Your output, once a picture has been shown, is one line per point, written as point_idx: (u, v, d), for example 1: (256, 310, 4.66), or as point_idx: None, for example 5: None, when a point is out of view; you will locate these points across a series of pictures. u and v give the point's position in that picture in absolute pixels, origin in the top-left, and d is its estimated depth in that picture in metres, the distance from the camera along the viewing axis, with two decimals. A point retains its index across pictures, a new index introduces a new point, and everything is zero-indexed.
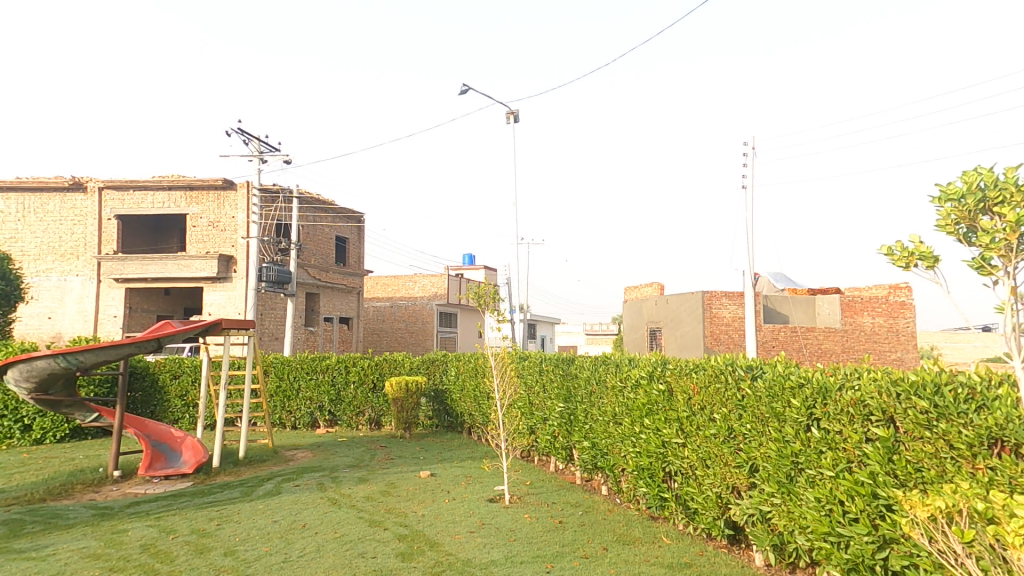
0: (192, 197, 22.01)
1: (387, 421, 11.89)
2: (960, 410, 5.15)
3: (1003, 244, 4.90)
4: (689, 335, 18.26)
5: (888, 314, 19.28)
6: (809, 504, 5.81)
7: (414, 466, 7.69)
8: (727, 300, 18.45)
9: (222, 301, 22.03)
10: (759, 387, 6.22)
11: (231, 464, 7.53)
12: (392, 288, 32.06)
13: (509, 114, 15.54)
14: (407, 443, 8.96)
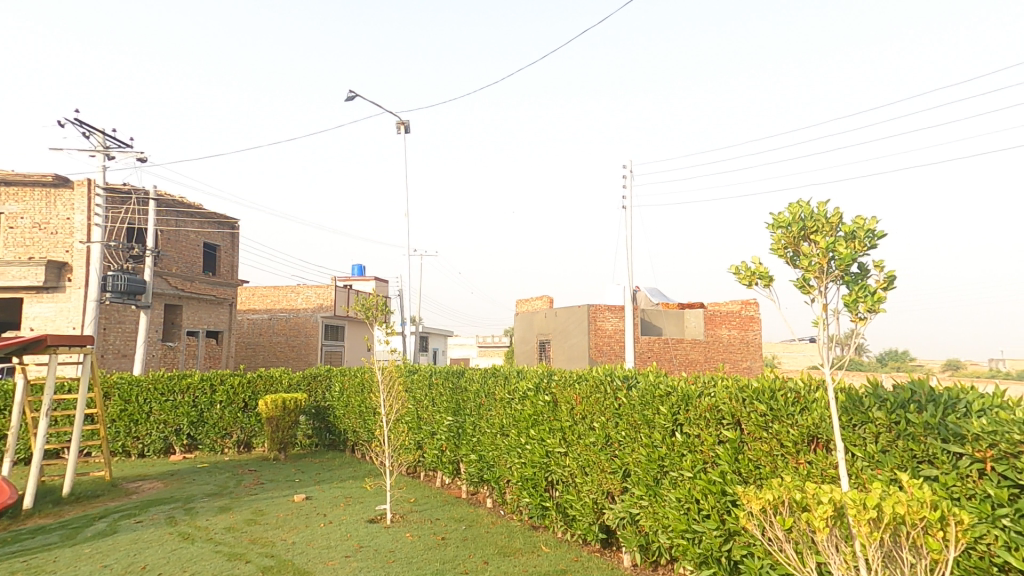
0: (12, 193, 19.18)
1: (259, 442, 11.50)
2: (789, 412, 5.95)
3: (818, 267, 5.81)
4: (576, 346, 19.36)
5: (741, 327, 21.75)
6: (671, 504, 6.23)
7: (289, 490, 7.22)
8: (609, 313, 19.67)
9: (50, 314, 19.26)
10: (633, 396, 6.62)
11: (50, 503, 6.57)
12: (272, 299, 30.33)
13: (399, 123, 15.58)
14: (282, 465, 8.44)
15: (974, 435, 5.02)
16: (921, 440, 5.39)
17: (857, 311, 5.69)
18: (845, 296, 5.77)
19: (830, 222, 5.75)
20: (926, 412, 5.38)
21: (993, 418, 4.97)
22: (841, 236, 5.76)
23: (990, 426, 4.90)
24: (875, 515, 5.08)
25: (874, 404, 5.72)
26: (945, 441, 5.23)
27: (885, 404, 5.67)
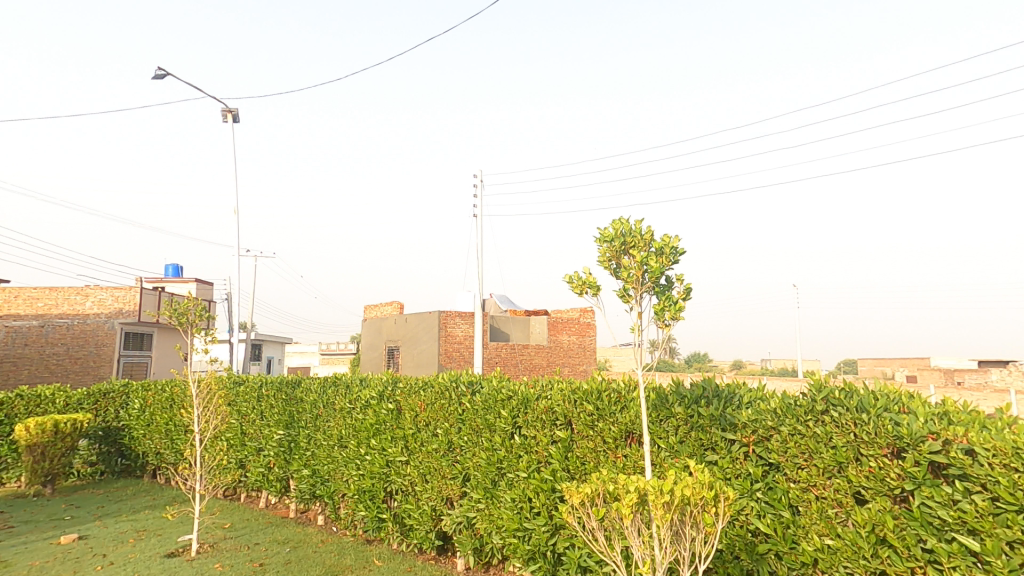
0: None
1: (11, 476, 11.03)
2: (611, 411, 6.55)
3: (634, 278, 6.46)
4: (425, 351, 22.17)
5: (579, 332, 24.31)
6: (506, 504, 6.46)
7: (56, 532, 6.21)
8: (461, 321, 22.57)
9: None
10: (476, 401, 6.76)
11: None
12: (47, 303, 26.35)
13: (224, 112, 14.66)
14: (47, 504, 7.32)
15: (742, 424, 6.16)
16: (707, 431, 6.29)
17: (664, 318, 6.41)
18: (656, 305, 6.48)
19: (644, 238, 6.44)
20: (712, 406, 6.32)
21: (756, 409, 6.16)
22: (653, 251, 6.45)
23: (752, 416, 6.11)
24: (668, 499, 5.78)
25: (676, 400, 6.49)
26: (723, 430, 6.23)
27: (684, 401, 6.47)
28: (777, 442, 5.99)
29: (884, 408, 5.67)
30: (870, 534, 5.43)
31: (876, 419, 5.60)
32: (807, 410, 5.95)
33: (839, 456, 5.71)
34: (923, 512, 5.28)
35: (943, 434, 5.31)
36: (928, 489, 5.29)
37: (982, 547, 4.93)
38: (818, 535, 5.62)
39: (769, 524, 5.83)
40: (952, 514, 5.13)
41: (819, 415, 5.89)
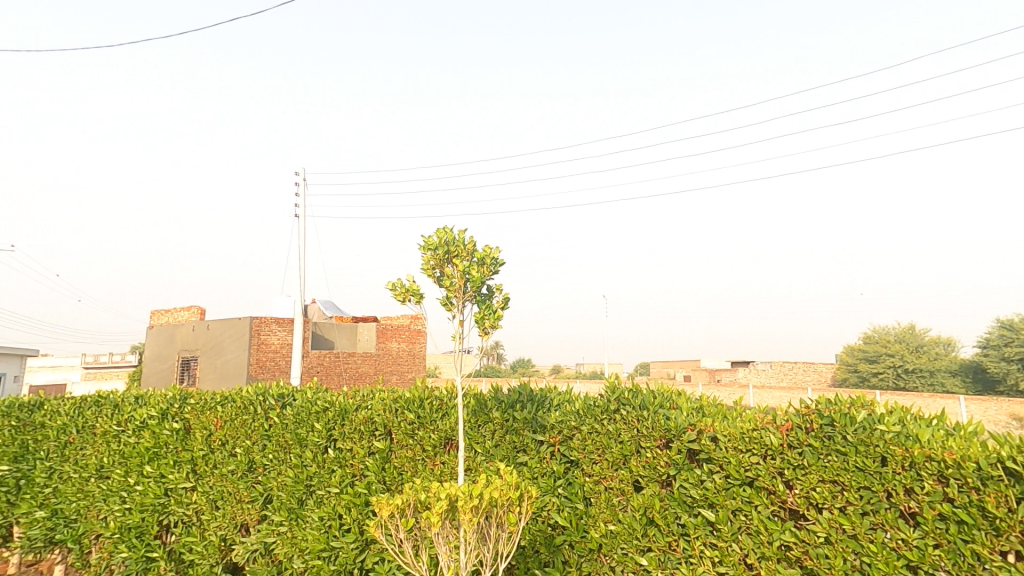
0: None
1: None
2: (432, 418, 6.54)
3: (456, 287, 6.56)
4: (234, 362, 21.75)
5: (409, 339, 25.04)
6: (313, 525, 6.07)
7: None
8: (278, 328, 22.78)
9: None
10: (285, 416, 6.28)
11: None
12: None
13: None
14: None
15: (550, 425, 6.63)
16: (520, 434, 6.65)
17: (484, 327, 6.61)
18: (477, 313, 6.67)
19: (467, 247, 6.57)
20: (525, 410, 6.70)
21: (563, 411, 6.69)
22: (475, 261, 6.61)
23: (559, 417, 6.63)
24: (475, 503, 5.82)
25: (494, 405, 6.76)
26: (534, 432, 6.63)
27: (501, 405, 6.77)
28: (578, 440, 6.57)
29: (659, 405, 6.52)
30: (642, 517, 6.22)
31: (653, 415, 6.43)
32: (602, 409, 6.63)
33: (625, 450, 6.46)
34: (681, 492, 6.19)
35: (698, 425, 6.32)
36: (685, 473, 6.25)
37: (716, 517, 6.03)
38: (604, 522, 6.27)
39: (566, 517, 6.36)
40: (699, 493, 6.14)
41: (612, 413, 6.60)
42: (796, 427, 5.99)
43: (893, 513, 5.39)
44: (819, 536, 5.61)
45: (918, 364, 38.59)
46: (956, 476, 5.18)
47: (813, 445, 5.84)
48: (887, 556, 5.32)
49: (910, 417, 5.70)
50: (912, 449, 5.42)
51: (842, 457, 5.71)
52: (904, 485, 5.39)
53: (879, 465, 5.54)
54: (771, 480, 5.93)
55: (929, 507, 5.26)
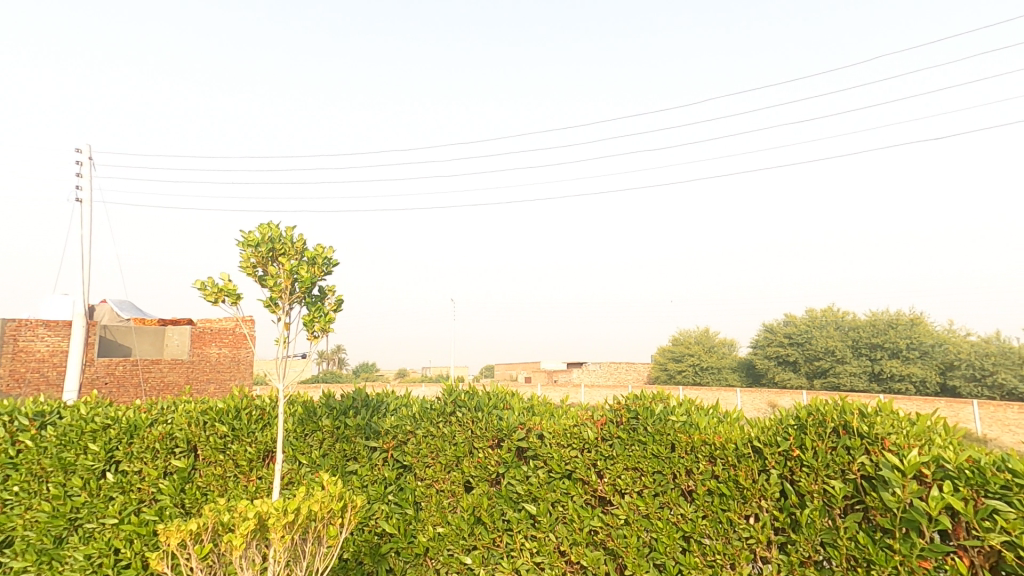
0: None
1: None
2: (249, 430, 5.97)
3: (281, 287, 6.10)
4: None
5: (233, 345, 23.32)
6: (75, 564, 5.25)
7: None
8: (46, 332, 19.61)
9: None
10: (42, 438, 5.33)
11: None
12: None
13: None
14: None
15: (384, 430, 6.52)
16: (352, 441, 6.41)
17: (313, 330, 6.27)
18: (306, 315, 6.29)
19: (296, 246, 6.18)
20: (358, 416, 6.49)
21: (399, 416, 6.62)
22: (305, 261, 6.24)
23: (394, 422, 6.54)
24: (288, 520, 5.29)
25: (324, 413, 6.44)
26: (366, 439, 6.45)
27: (332, 413, 6.46)
28: (412, 444, 6.54)
29: (493, 406, 6.76)
30: (470, 516, 6.36)
31: (487, 416, 6.63)
32: (438, 412, 6.68)
33: (458, 451, 6.56)
34: (507, 489, 6.46)
35: (527, 423, 6.66)
36: (513, 470, 6.54)
37: (537, 509, 6.38)
38: (432, 525, 6.30)
39: (394, 524, 6.30)
40: (524, 488, 6.46)
41: (448, 416, 6.68)
42: (608, 422, 6.61)
43: (675, 492, 6.23)
44: (620, 518, 6.24)
45: (709, 363, 45.35)
46: (721, 456, 6.19)
47: (620, 437, 6.50)
48: (669, 529, 6.11)
49: (694, 408, 6.61)
50: (693, 436, 6.30)
51: (641, 446, 6.43)
52: (686, 467, 6.28)
53: (669, 451, 6.36)
54: (586, 471, 6.46)
55: (701, 484, 6.18)
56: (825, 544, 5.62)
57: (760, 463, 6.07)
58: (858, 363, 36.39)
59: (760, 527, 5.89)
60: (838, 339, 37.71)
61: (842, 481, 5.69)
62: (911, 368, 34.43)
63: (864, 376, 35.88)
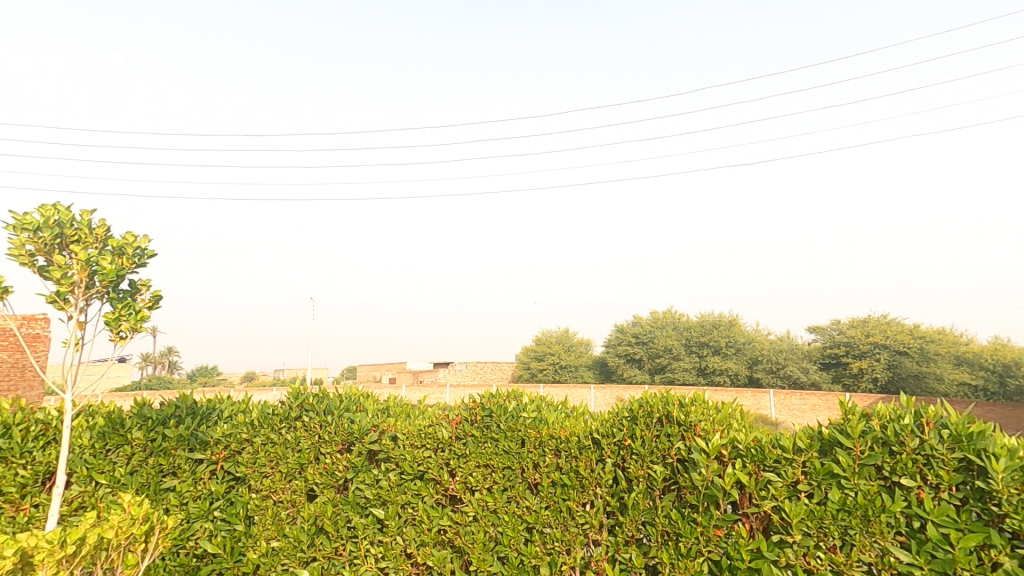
0: None
1: None
2: (24, 449, 5.04)
3: (73, 280, 5.19)
4: None
5: (15, 348, 19.82)
6: None
7: None
8: None
9: None
10: None
11: None
12: None
13: None
14: None
15: (213, 440, 5.92)
16: (171, 454, 5.78)
17: (118, 329, 5.45)
18: (109, 313, 5.42)
19: (95, 233, 5.33)
20: (181, 425, 5.87)
21: (233, 423, 6.05)
22: (110, 250, 5.39)
23: (227, 431, 5.97)
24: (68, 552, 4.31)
25: (134, 425, 5.73)
26: (190, 451, 5.83)
27: (146, 424, 5.81)
28: (248, 454, 6.01)
29: (345, 409, 6.50)
30: (311, 526, 6.02)
31: (336, 420, 6.34)
32: (281, 418, 6.23)
33: (302, 458, 6.17)
34: (355, 494, 6.23)
35: (381, 425, 6.48)
36: (362, 474, 6.33)
37: (385, 514, 6.24)
38: (265, 540, 5.88)
39: (218, 543, 5.81)
40: (373, 492, 6.28)
41: (292, 421, 6.26)
42: (463, 420, 6.69)
43: (522, 486, 6.50)
44: (469, 516, 6.35)
45: (568, 362, 47.98)
46: (565, 449, 6.56)
47: (474, 435, 6.61)
48: (514, 522, 6.36)
49: (545, 404, 6.93)
50: (541, 431, 6.61)
51: (494, 443, 6.61)
52: (533, 461, 6.57)
53: (519, 447, 6.60)
54: (438, 470, 6.48)
55: (546, 476, 6.51)
56: (645, 523, 6.24)
57: (598, 453, 6.54)
58: (689, 359, 40.65)
59: (594, 512, 6.36)
60: (675, 339, 42.12)
61: (662, 466, 6.34)
62: (728, 363, 38.95)
63: (694, 370, 40.20)
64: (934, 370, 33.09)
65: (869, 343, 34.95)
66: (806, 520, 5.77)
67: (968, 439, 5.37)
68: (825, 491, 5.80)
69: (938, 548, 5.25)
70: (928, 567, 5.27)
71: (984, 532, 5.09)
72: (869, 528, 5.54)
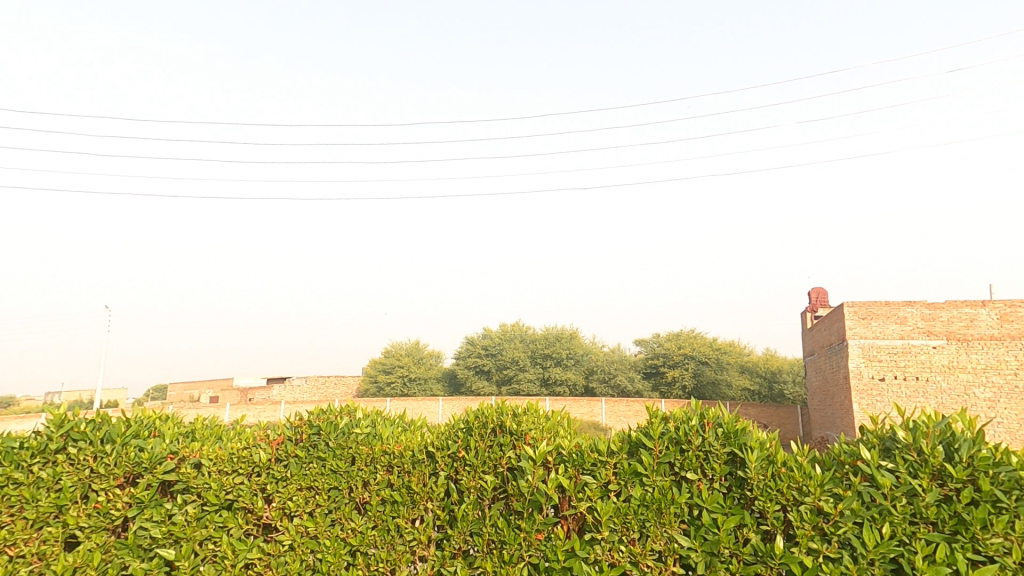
0: None
1: None
2: None
3: None
4: None
5: None
6: None
7: None
8: None
9: None
10: None
11: None
12: None
13: None
14: None
15: None
16: None
17: None
18: None
19: None
20: None
21: None
22: None
23: None
24: None
25: None
26: None
27: None
28: None
29: (132, 436, 5.64)
30: None
31: (118, 449, 5.50)
32: (34, 452, 5.39)
33: (62, 499, 5.32)
34: (136, 535, 5.44)
35: (180, 451, 5.70)
36: (149, 511, 5.51)
37: (176, 554, 5.49)
38: None
39: None
40: (162, 530, 5.50)
41: (51, 456, 5.39)
42: (286, 440, 6.19)
43: (349, 507, 6.18)
44: (284, 545, 5.85)
45: (417, 374, 47.29)
46: (398, 464, 6.40)
47: (298, 455, 6.14)
48: (336, 547, 6.01)
49: (380, 419, 6.75)
50: (374, 447, 6.37)
51: (320, 463, 6.21)
52: (363, 479, 6.30)
53: (348, 465, 6.28)
54: (251, 498, 5.86)
55: (376, 494, 6.29)
56: (473, 533, 6.33)
57: (432, 467, 6.50)
58: (534, 370, 43.20)
59: (423, 528, 6.28)
60: (522, 351, 44.66)
61: (493, 475, 6.50)
62: (567, 374, 42.30)
63: (538, 381, 42.93)
64: (727, 377, 38.43)
65: (679, 354, 40.33)
66: (613, 517, 6.30)
67: (735, 435, 6.35)
68: (630, 488, 6.41)
69: (709, 531, 6.09)
70: (701, 548, 6.08)
71: (740, 514, 6.06)
72: (661, 519, 6.23)
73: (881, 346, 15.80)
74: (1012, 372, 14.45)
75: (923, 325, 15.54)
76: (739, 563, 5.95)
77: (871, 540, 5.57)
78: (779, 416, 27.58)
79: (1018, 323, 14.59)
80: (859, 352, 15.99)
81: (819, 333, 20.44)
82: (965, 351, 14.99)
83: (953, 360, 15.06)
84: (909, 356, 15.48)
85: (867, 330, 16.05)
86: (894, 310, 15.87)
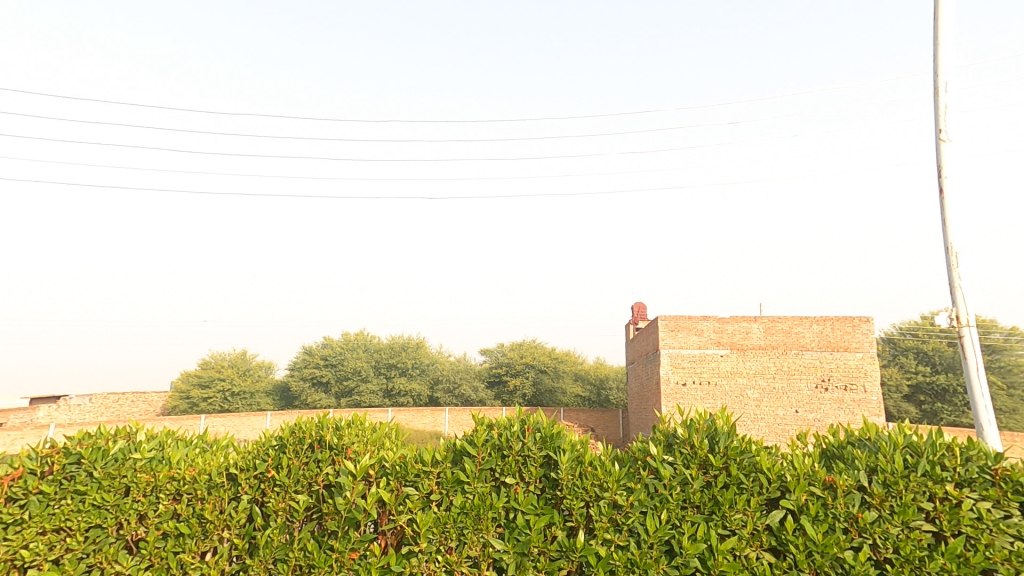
0: None
1: None
2: None
3: None
4: None
5: None
6: None
7: None
8: None
9: None
10: None
11: None
12: None
13: None
14: None
15: None
16: None
17: None
18: None
19: None
20: None
21: None
22: None
23: None
24: None
25: None
26: None
27: None
28: None
29: None
30: None
31: None
32: None
33: None
34: None
35: None
36: None
37: None
38: None
39: None
40: None
41: None
42: (25, 475, 5.29)
43: (114, 547, 5.35)
44: None
45: (241, 388, 43.01)
46: (188, 491, 5.71)
47: (43, 493, 5.27)
48: None
49: (172, 441, 6.03)
50: (158, 473, 5.62)
51: (76, 499, 5.34)
52: (138, 512, 5.48)
53: (119, 497, 5.45)
54: None
55: (155, 528, 5.52)
56: (277, 561, 5.80)
57: (233, 491, 5.90)
58: (377, 381, 42.91)
59: (215, 561, 5.65)
60: (365, 360, 43.90)
61: (307, 494, 6.08)
62: (411, 385, 42.77)
63: (380, 393, 42.49)
64: (561, 385, 41.34)
65: (520, 364, 42.20)
66: (432, 527, 6.26)
67: (551, 438, 6.83)
68: (452, 497, 6.47)
69: (522, 532, 6.35)
70: (513, 550, 6.32)
71: (549, 513, 6.44)
72: (478, 526, 6.35)
73: (684, 354, 18.47)
74: (771, 375, 17.80)
75: (715, 337, 18.40)
76: (545, 560, 6.28)
77: (651, 526, 6.27)
78: (602, 419, 30.49)
79: (776, 335, 18.00)
80: (669, 360, 18.53)
81: (638, 343, 23.02)
82: (742, 358, 18.10)
83: (735, 366, 18.08)
84: (704, 363, 18.27)
85: (674, 340, 18.64)
86: (695, 324, 18.61)
